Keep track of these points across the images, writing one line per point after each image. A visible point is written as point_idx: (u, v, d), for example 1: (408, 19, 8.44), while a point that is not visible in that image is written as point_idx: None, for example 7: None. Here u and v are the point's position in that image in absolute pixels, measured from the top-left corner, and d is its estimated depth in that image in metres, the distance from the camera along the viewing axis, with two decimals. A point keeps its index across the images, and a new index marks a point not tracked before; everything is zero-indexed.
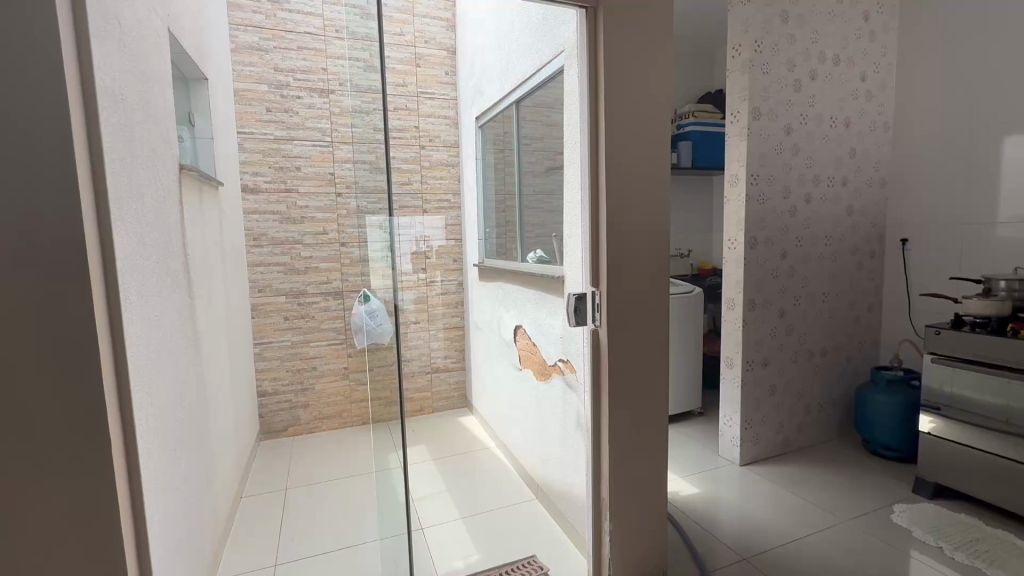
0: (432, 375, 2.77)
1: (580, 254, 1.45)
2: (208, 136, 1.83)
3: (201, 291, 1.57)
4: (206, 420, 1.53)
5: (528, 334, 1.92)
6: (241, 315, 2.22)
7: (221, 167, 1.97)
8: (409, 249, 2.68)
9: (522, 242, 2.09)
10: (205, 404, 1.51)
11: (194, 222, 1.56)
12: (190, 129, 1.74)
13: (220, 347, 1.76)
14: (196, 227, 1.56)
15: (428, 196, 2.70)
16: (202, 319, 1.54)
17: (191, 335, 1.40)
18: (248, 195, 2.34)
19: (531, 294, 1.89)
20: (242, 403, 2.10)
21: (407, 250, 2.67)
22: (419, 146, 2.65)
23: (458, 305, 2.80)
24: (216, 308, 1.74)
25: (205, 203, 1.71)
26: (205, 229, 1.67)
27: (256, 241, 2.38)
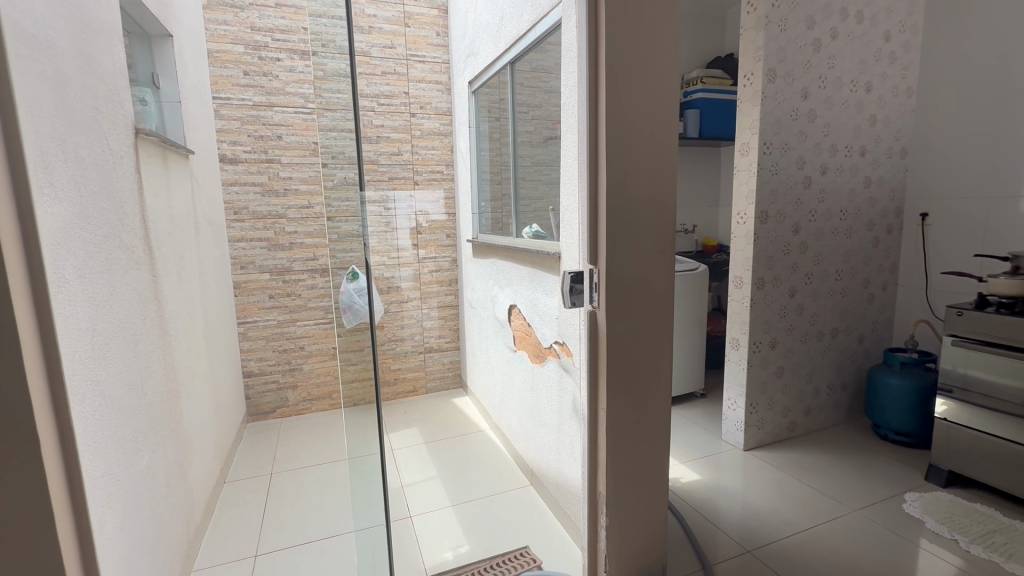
0: (425, 355, 2.67)
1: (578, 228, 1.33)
2: (175, 99, 1.68)
3: (169, 269, 1.45)
4: (178, 408, 1.43)
5: (523, 314, 1.82)
6: (222, 294, 2.11)
7: (192, 134, 1.82)
8: (408, 225, 2.55)
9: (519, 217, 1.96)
10: (174, 392, 1.42)
11: (157, 192, 1.42)
12: (154, 91, 1.60)
13: (193, 329, 1.65)
14: (161, 198, 1.44)
15: (419, 167, 2.55)
16: (169, 298, 1.43)
17: (154, 316, 1.29)
18: (227, 165, 2.20)
19: (526, 272, 1.77)
20: (223, 385, 2.00)
21: (405, 226, 2.54)
22: (409, 113, 2.49)
23: (453, 283, 2.68)
24: (188, 285, 1.62)
25: (172, 172, 1.57)
26: (173, 201, 1.54)
27: (237, 215, 2.25)
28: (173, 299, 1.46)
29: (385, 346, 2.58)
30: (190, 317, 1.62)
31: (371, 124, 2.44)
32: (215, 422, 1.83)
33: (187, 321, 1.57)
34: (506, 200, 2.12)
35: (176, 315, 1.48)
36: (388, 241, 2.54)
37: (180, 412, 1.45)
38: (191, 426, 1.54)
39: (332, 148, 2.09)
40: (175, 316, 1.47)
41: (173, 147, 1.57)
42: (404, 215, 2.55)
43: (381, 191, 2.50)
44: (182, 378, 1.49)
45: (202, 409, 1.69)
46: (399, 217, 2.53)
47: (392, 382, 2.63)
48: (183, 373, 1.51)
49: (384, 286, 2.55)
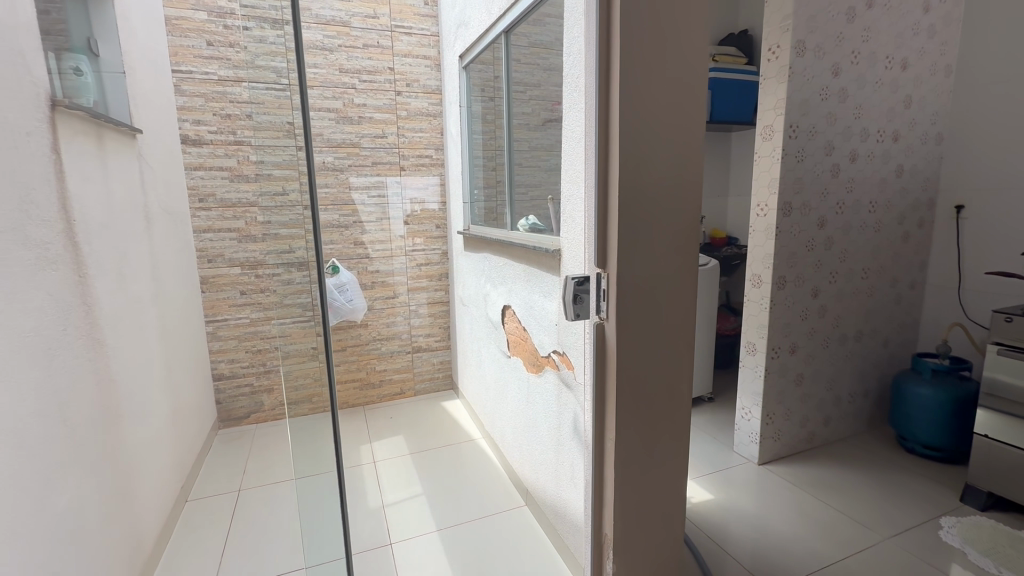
0: (413, 355, 2.48)
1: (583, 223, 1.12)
2: (118, 70, 1.46)
3: (106, 265, 1.25)
4: (121, 430, 1.24)
5: (518, 317, 1.63)
6: (185, 290, 1.91)
7: (142, 110, 1.60)
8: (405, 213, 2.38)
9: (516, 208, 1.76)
10: (114, 411, 1.22)
11: (88, 177, 1.21)
12: (95, 60, 1.37)
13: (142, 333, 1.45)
14: (94, 182, 1.23)
15: (406, 151, 2.32)
16: (105, 299, 1.22)
17: (80, 324, 1.09)
18: (190, 146, 1.99)
19: (522, 270, 1.57)
20: (186, 391, 1.81)
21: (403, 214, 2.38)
22: (394, 90, 2.26)
23: (443, 278, 2.48)
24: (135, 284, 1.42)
25: (110, 153, 1.35)
26: (114, 185, 1.33)
27: (202, 203, 2.03)
28: (111, 301, 1.26)
29: (369, 346, 2.39)
30: (137, 319, 1.42)
31: (353, 103, 2.21)
32: (173, 435, 1.64)
33: (133, 324, 1.38)
34: (503, 188, 1.91)
35: (117, 319, 1.28)
36: (372, 232, 2.33)
37: (124, 434, 1.26)
38: (140, 446, 1.35)
39: (287, 125, 1.84)
40: (115, 321, 1.27)
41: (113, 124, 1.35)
42: (399, 207, 2.37)
43: (364, 177, 2.28)
44: (124, 391, 1.30)
45: (156, 424, 1.50)
46: (392, 207, 2.36)
47: (378, 385, 2.44)
48: (127, 386, 1.31)
49: (368, 281, 2.35)
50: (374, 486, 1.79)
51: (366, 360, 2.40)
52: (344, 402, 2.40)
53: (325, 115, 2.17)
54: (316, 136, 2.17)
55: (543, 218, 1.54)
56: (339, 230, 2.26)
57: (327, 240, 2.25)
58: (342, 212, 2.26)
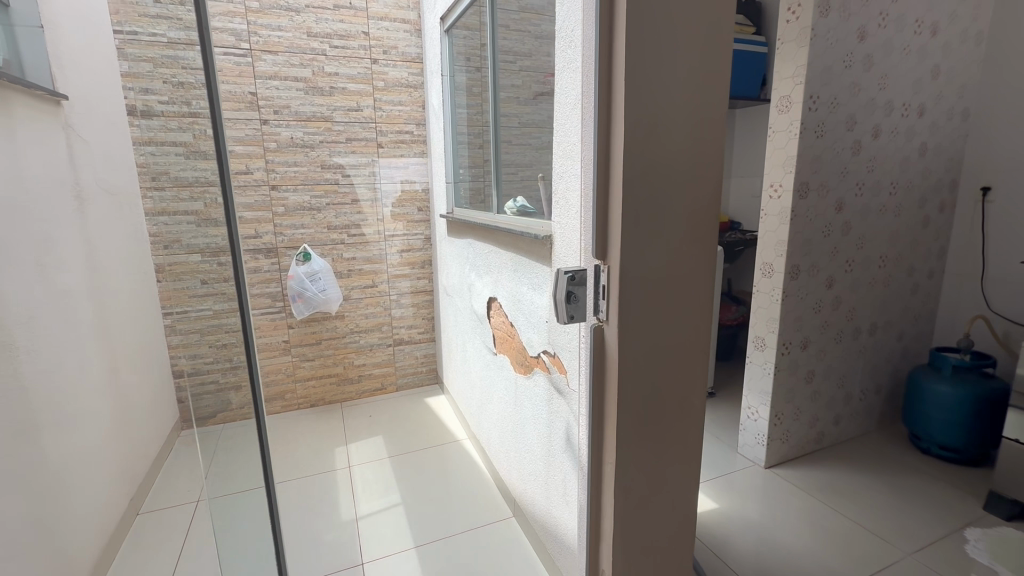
0: (395, 348, 2.31)
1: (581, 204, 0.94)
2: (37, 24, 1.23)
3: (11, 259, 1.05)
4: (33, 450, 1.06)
5: (505, 311, 1.46)
6: (135, 279, 1.72)
7: (68, 71, 1.39)
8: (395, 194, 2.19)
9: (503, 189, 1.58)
10: (24, 429, 1.04)
11: None
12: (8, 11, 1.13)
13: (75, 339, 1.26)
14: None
15: (383, 126, 2.12)
16: (9, 293, 1.03)
17: None
18: (139, 119, 1.78)
19: (509, 259, 1.40)
20: (136, 391, 1.64)
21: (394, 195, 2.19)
22: (369, 57, 2.04)
23: (426, 265, 2.30)
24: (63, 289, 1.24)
25: (20, 120, 1.15)
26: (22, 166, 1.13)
27: (154, 181, 1.85)
28: (20, 302, 1.06)
29: (346, 339, 2.21)
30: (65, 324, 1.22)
31: (323, 71, 1.98)
32: (119, 445, 1.47)
33: (61, 326, 1.20)
34: (490, 165, 1.72)
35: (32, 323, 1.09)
36: (348, 215, 2.14)
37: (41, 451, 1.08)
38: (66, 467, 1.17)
39: (184, 86, 1.54)
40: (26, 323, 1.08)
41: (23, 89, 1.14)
42: (390, 194, 2.19)
43: (338, 155, 2.07)
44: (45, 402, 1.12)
45: (97, 442, 1.31)
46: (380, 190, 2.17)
47: (357, 380, 2.28)
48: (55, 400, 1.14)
49: (343, 269, 2.16)
50: (348, 494, 1.64)
51: (343, 354, 2.22)
52: (320, 399, 2.23)
53: (292, 84, 1.95)
54: (283, 108, 1.95)
55: (534, 199, 1.37)
56: (311, 213, 2.07)
57: (298, 223, 2.05)
58: (313, 193, 2.06)
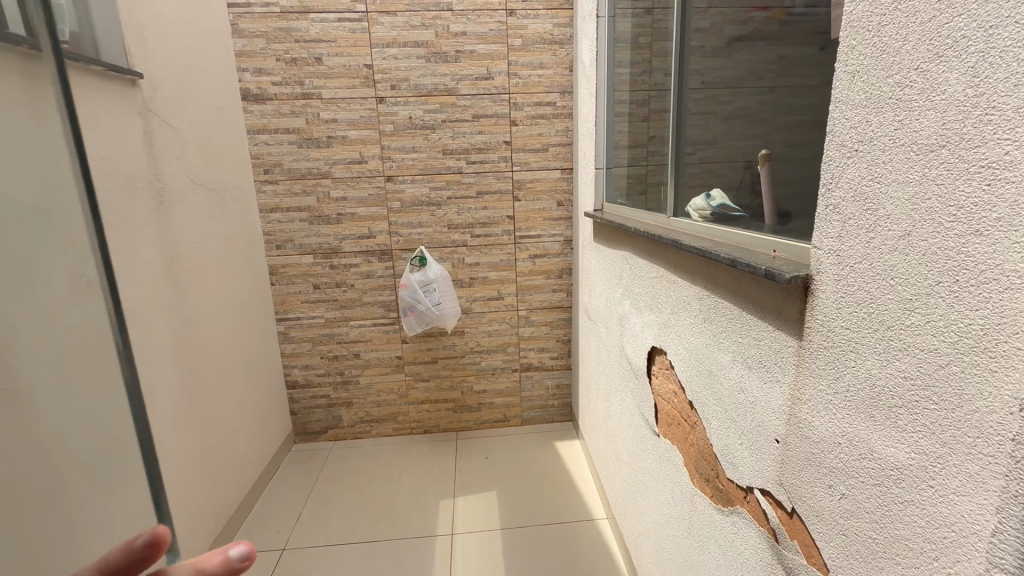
0: (520, 375, 1.91)
1: (975, 237, 0.36)
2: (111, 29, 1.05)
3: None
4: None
5: (681, 381, 0.90)
6: (242, 284, 1.55)
7: (172, 92, 1.23)
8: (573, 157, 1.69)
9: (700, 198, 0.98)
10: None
11: None
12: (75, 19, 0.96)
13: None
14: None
15: (518, 97, 1.65)
16: None
17: None
18: (252, 103, 1.59)
19: (694, 300, 0.83)
20: (241, 429, 1.49)
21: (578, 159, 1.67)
22: (505, 7, 1.57)
23: (564, 275, 1.82)
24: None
25: (83, 125, 0.95)
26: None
27: (267, 174, 1.65)
28: None
29: (465, 359, 1.87)
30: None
31: (448, 31, 1.58)
32: (210, 485, 1.31)
33: (160, 366, 1.14)
34: (672, 137, 1.07)
35: None
36: (472, 211, 1.73)
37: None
38: None
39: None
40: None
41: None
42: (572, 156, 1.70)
43: (462, 137, 1.67)
44: None
45: (181, 495, 1.19)
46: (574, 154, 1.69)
47: (476, 408, 1.94)
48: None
49: (464, 277, 1.79)
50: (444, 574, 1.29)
51: (460, 378, 1.89)
52: (435, 425, 1.94)
53: (412, 51, 1.59)
54: (402, 81, 1.61)
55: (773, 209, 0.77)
56: (430, 208, 1.72)
57: (415, 222, 1.72)
58: (432, 185, 1.70)
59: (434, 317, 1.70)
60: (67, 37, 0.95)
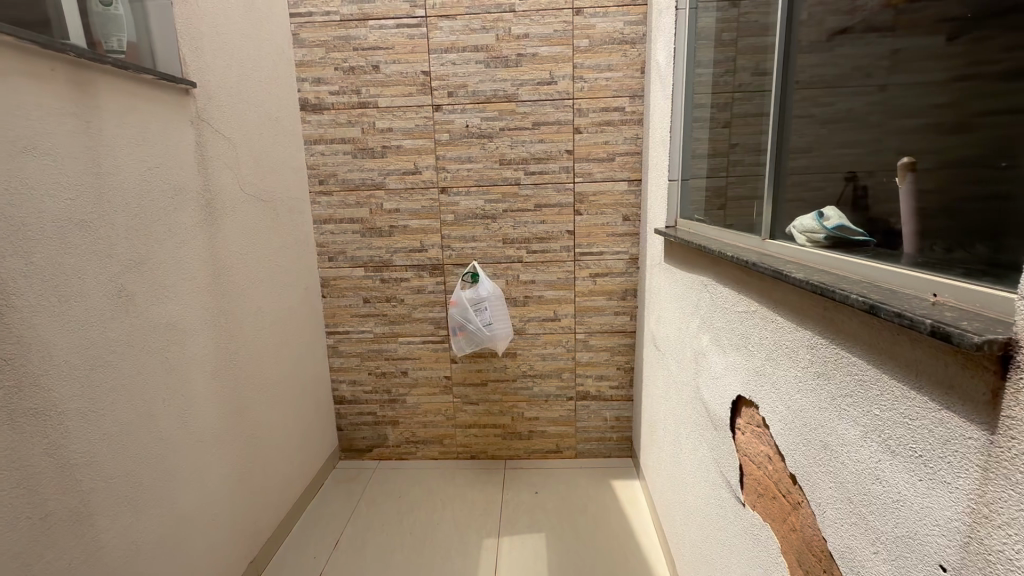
0: (576, 404, 1.75)
1: None
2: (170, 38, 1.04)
3: (83, 313, 0.82)
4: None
5: (779, 445, 0.72)
6: (293, 296, 1.52)
7: (228, 103, 1.21)
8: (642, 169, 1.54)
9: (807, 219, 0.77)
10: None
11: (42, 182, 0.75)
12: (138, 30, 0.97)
13: (17, 261, 0.71)
14: (13, 91, 0.70)
15: (583, 103, 1.52)
16: (78, 363, 0.81)
17: None
18: (310, 113, 1.57)
19: (800, 347, 0.65)
20: (283, 445, 1.45)
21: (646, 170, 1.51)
22: (571, 6, 1.45)
23: (628, 297, 1.65)
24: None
25: (132, 136, 0.92)
26: (55, 68, 0.77)
27: (323, 184, 1.62)
28: (75, 345, 0.80)
29: (516, 383, 1.75)
30: (46, 243, 0.75)
31: (510, 34, 1.48)
32: (248, 505, 1.27)
33: (200, 383, 1.10)
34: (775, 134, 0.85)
35: (76, 371, 0.81)
36: (528, 225, 1.61)
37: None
38: (130, 556, 0.90)
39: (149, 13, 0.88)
40: (87, 409, 0.83)
41: (63, 42, 0.77)
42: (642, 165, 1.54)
43: (521, 146, 1.56)
44: (112, 499, 0.87)
45: (216, 516, 1.15)
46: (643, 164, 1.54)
47: (526, 436, 1.80)
48: (122, 407, 0.89)
49: (518, 295, 1.67)
50: None
51: (511, 403, 1.76)
52: (482, 451, 1.82)
53: (471, 56, 1.50)
54: (459, 88, 1.52)
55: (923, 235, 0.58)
56: (484, 222, 1.62)
57: (469, 235, 1.63)
58: (488, 197, 1.60)
59: (484, 338, 1.59)
60: (124, 47, 0.93)
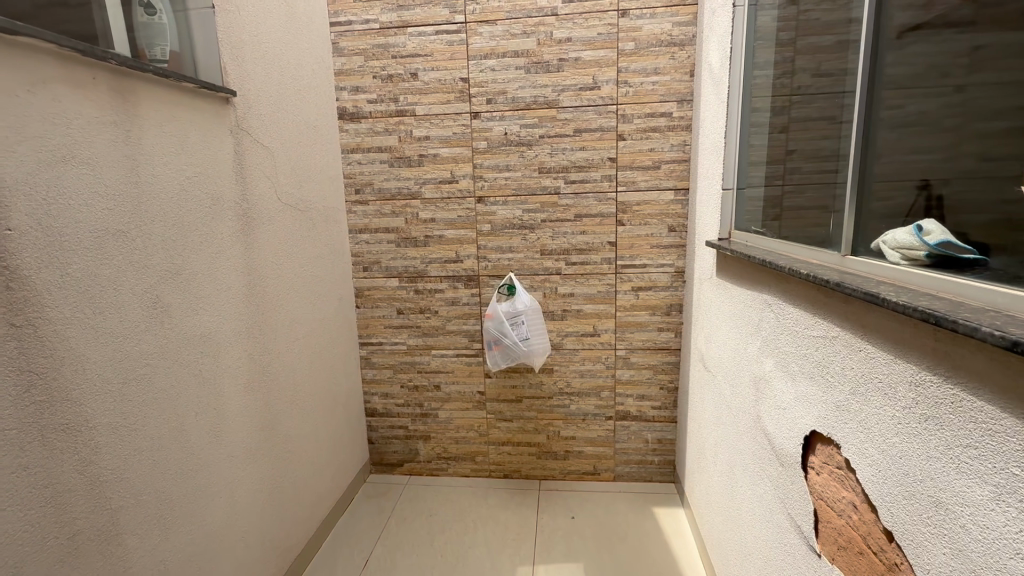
0: (616, 424, 1.66)
1: None
2: (212, 52, 1.03)
3: (117, 325, 0.80)
4: (29, 457, 0.67)
5: (869, 494, 0.63)
6: (327, 307, 1.50)
7: (267, 112, 1.20)
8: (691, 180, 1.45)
9: (896, 232, 0.66)
10: (18, 441, 0.65)
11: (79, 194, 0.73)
12: (189, 49, 0.98)
13: (52, 273, 0.69)
14: (53, 100, 0.69)
15: (627, 108, 1.45)
16: (111, 380, 0.79)
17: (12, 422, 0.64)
18: (348, 122, 1.56)
19: (900, 384, 0.56)
20: (314, 460, 1.42)
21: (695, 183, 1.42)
22: (617, 7, 1.39)
23: (673, 313, 1.56)
24: (7, 237, 0.63)
25: (171, 146, 0.91)
26: (97, 77, 0.76)
27: (359, 194, 1.60)
28: (109, 358, 0.78)
29: (552, 400, 1.67)
30: (82, 254, 0.74)
31: (552, 38, 1.43)
32: (278, 521, 1.23)
33: (232, 396, 1.07)
34: (851, 143, 0.75)
35: (108, 385, 0.78)
36: (568, 236, 1.54)
37: (23, 509, 0.66)
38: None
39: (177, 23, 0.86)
40: (119, 423, 0.80)
41: (106, 51, 0.75)
42: (691, 175, 1.45)
43: (562, 154, 1.50)
44: (143, 517, 0.85)
45: (246, 533, 1.12)
46: (692, 174, 1.45)
47: (562, 457, 1.72)
48: (155, 422, 0.87)
49: (556, 308, 1.60)
50: None
51: (546, 421, 1.69)
52: (515, 470, 1.75)
53: (511, 62, 1.46)
54: (498, 94, 1.48)
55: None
56: (522, 232, 1.56)
57: (506, 246, 1.57)
58: (526, 207, 1.54)
59: (519, 353, 1.53)
60: (167, 57, 0.92)
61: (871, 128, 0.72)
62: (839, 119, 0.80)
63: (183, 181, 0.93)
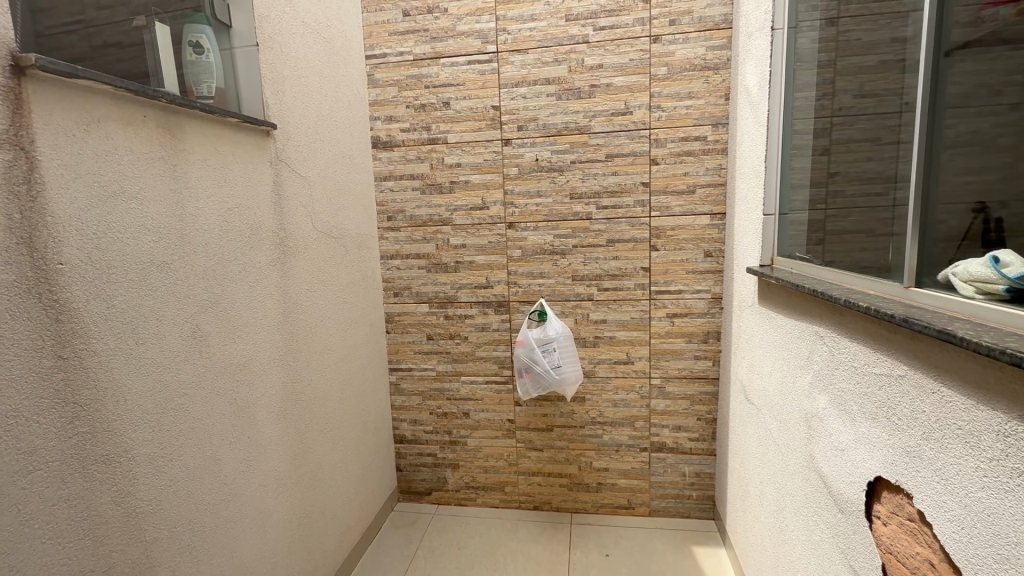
0: (651, 456, 1.60)
1: None
2: (255, 87, 1.06)
3: (158, 355, 0.81)
4: (70, 489, 0.67)
5: (952, 555, 0.57)
6: (358, 333, 1.50)
7: (305, 143, 1.23)
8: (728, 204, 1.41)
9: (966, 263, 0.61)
10: (59, 474, 0.65)
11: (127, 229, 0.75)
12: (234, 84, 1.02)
13: (98, 305, 0.70)
14: (105, 138, 0.71)
15: (661, 133, 1.43)
16: (150, 410, 0.79)
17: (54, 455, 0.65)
18: (381, 151, 1.58)
19: (985, 434, 0.51)
20: (343, 488, 1.40)
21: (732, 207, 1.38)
22: (649, 33, 1.38)
23: (711, 340, 1.50)
24: (60, 271, 0.65)
25: (214, 179, 0.93)
26: (147, 114, 0.78)
27: (391, 221, 1.62)
28: (149, 388, 0.79)
29: (585, 430, 1.62)
30: (127, 286, 0.75)
31: (583, 65, 1.43)
32: (306, 552, 1.21)
33: (265, 425, 1.07)
34: (908, 168, 0.71)
35: (147, 416, 0.79)
36: (600, 262, 1.52)
37: (61, 541, 0.66)
38: None
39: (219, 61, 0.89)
40: (156, 454, 0.80)
41: (156, 90, 0.78)
42: (728, 198, 1.41)
43: (593, 179, 1.48)
44: (175, 549, 0.84)
45: (276, 564, 1.10)
46: (728, 198, 1.41)
47: (594, 489, 1.66)
48: (190, 452, 0.87)
49: (588, 335, 1.56)
50: None
51: (578, 451, 1.64)
52: (545, 502, 1.70)
53: (542, 89, 1.46)
54: (529, 121, 1.48)
55: None
56: (553, 258, 1.54)
57: (537, 272, 1.56)
58: (557, 232, 1.53)
59: (550, 381, 1.48)
60: (213, 93, 0.95)
61: (927, 150, 0.68)
62: (888, 142, 0.76)
63: (224, 213, 0.95)
